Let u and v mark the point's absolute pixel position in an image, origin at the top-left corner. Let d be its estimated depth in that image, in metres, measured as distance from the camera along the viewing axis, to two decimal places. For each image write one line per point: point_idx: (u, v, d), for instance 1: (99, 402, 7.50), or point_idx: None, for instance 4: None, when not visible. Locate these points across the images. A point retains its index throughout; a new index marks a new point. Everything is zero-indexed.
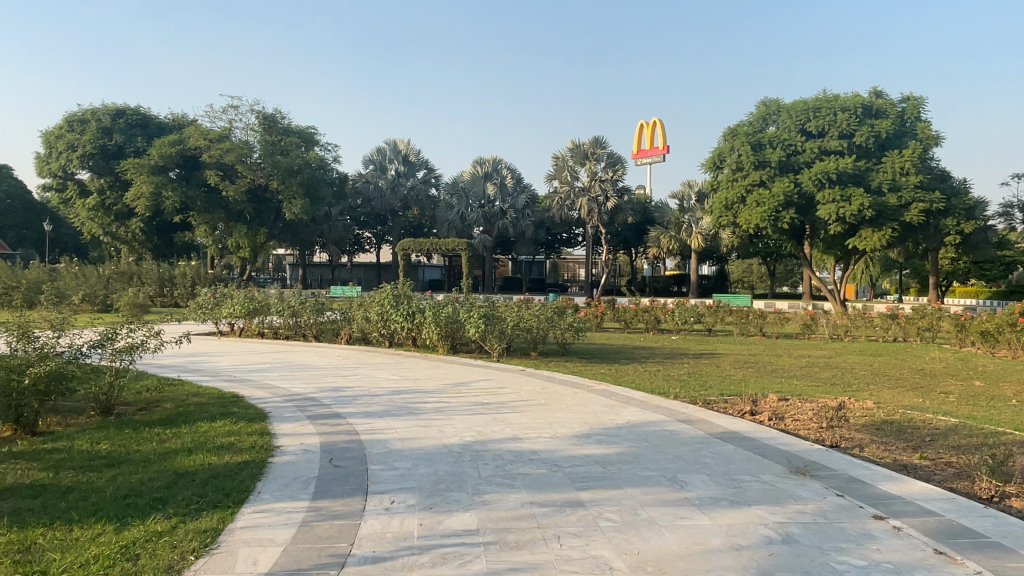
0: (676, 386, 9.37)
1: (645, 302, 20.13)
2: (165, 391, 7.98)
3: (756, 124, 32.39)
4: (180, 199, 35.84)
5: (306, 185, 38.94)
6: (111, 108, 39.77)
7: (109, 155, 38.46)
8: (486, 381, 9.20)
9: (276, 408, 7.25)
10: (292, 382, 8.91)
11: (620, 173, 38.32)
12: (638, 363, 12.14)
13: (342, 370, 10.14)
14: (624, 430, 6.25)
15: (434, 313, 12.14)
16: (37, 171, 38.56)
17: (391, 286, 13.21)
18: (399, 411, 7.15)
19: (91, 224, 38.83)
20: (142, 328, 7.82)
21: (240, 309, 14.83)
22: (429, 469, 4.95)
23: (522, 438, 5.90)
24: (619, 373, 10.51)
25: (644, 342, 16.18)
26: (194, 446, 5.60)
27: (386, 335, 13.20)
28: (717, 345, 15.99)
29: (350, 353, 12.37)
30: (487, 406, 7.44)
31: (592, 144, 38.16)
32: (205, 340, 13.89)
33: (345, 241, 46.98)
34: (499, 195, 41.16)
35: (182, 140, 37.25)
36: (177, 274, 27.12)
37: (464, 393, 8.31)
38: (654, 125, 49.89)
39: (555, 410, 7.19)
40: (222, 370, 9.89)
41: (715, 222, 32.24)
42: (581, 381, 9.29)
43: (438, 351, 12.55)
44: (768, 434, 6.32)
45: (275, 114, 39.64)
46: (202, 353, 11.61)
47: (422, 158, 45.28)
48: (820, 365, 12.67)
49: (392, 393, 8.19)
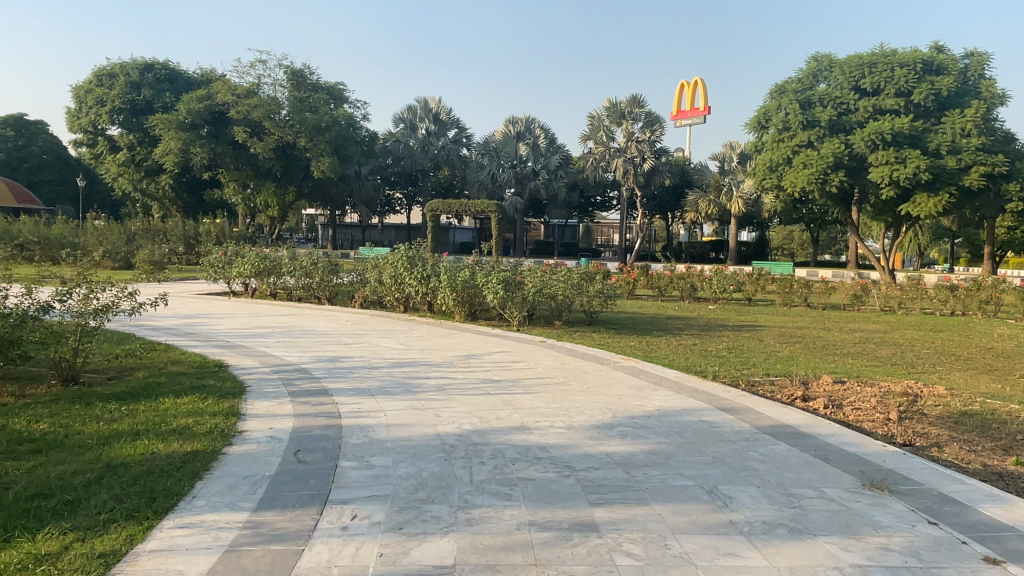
0: (715, 364, 8.31)
1: (681, 268, 18.93)
2: (143, 358, 7.18)
3: (806, 81, 30.38)
4: (208, 155, 35.26)
5: (335, 143, 38.05)
6: (140, 62, 39.29)
7: (138, 110, 38.13)
8: (502, 353, 8.26)
9: (259, 382, 6.41)
10: (286, 351, 8.08)
11: (658, 133, 36.51)
12: (672, 335, 11.04)
13: (346, 336, 9.31)
14: (654, 420, 5.25)
15: (449, 277, 11.20)
16: (68, 126, 38.43)
17: (407, 246, 12.29)
18: (395, 389, 6.24)
19: (121, 180, 38.64)
20: (114, 290, 6.96)
21: (251, 269, 14.07)
22: (412, 469, 4.03)
23: (531, 428, 4.94)
24: (652, 347, 9.46)
25: (679, 311, 15.07)
26: (145, 428, 4.77)
27: (400, 299, 12.32)
28: (760, 317, 14.77)
29: (359, 317, 11.50)
30: (498, 385, 6.49)
31: (629, 102, 36.40)
32: (212, 301, 13.19)
33: (376, 202, 46.01)
34: (531, 156, 39.79)
35: (210, 95, 36.58)
36: (201, 232, 26.47)
37: (473, 368, 7.39)
38: (695, 84, 47.71)
39: (574, 391, 6.22)
40: (216, 335, 9.12)
41: (758, 185, 30.64)
42: (610, 356, 8.28)
43: (455, 317, 11.64)
44: (828, 431, 5.24)
45: (303, 69, 38.34)
46: (202, 316, 10.85)
47: (453, 116, 44.00)
48: (875, 342, 11.39)
49: (393, 366, 7.32)
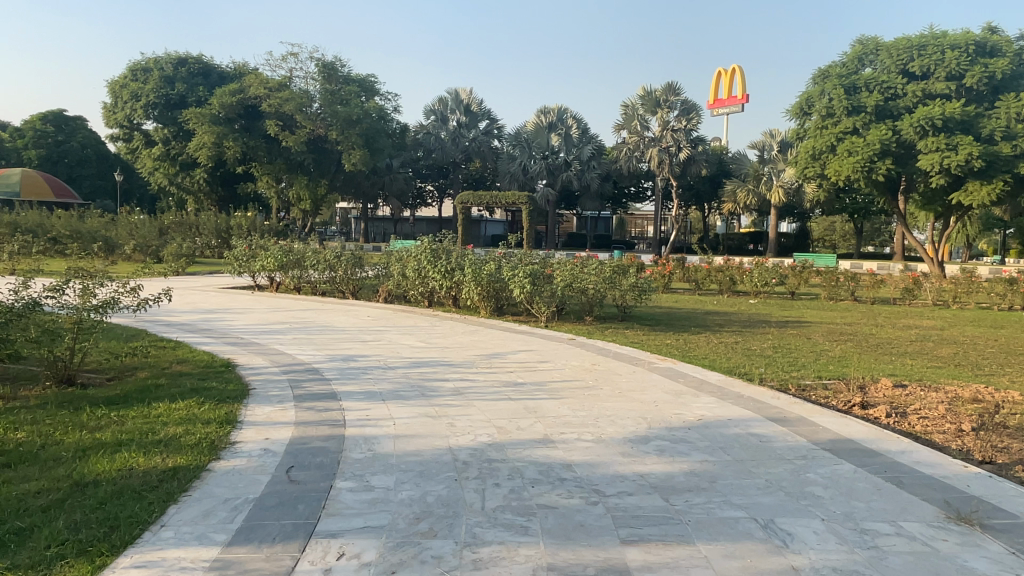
0: (760, 366, 7.66)
1: (719, 261, 18.16)
2: (149, 357, 6.79)
3: (850, 65, 29.08)
4: (241, 148, 35.36)
5: (366, 136, 37.77)
6: (174, 56, 39.60)
7: (172, 105, 38.44)
8: (528, 351, 7.72)
9: (264, 384, 5.94)
10: (300, 349, 7.65)
11: (695, 122, 35.37)
12: (710, 332, 10.37)
13: (365, 333, 8.86)
14: (695, 434, 4.65)
15: (474, 271, 10.69)
16: (104, 121, 38.96)
17: (431, 238, 11.80)
18: (409, 393, 5.73)
19: (156, 174, 39.01)
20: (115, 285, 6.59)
21: (274, 262, 13.70)
22: (417, 493, 3.49)
23: (556, 442, 4.38)
24: (690, 346, 8.83)
25: (718, 306, 14.34)
26: (129, 439, 4.33)
27: (424, 293, 11.84)
28: (805, 312, 13.98)
29: (382, 312, 11.07)
30: (522, 388, 5.95)
31: (664, 90, 35.43)
32: (233, 296, 12.86)
33: (408, 195, 45.37)
34: (564, 146, 39.09)
35: (243, 89, 36.61)
36: (233, 225, 26.37)
37: (496, 369, 6.86)
38: (733, 72, 46.44)
39: (605, 397, 5.63)
40: (230, 331, 8.72)
41: (800, 174, 29.50)
42: (645, 355, 7.68)
43: (481, 313, 11.13)
44: (897, 447, 4.58)
45: (334, 62, 38.00)
46: (221, 311, 10.54)
47: (485, 108, 43.47)
48: (934, 341, 10.53)
49: (410, 367, 6.82)
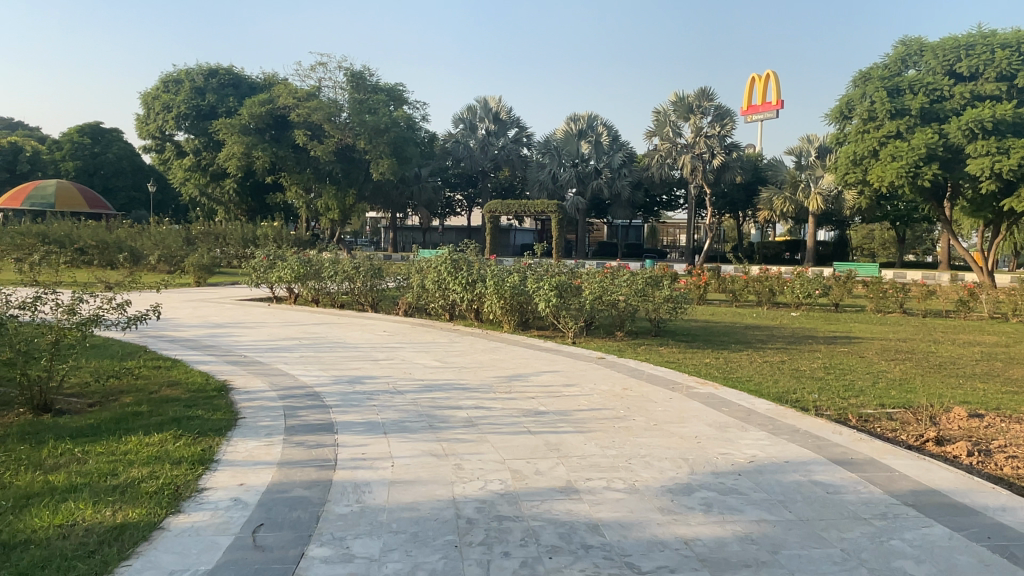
0: (813, 391, 6.83)
1: (757, 270, 17.25)
2: (139, 380, 6.23)
3: (892, 67, 27.86)
4: (270, 158, 35.38)
5: (394, 145, 37.30)
6: (205, 68, 39.92)
7: (203, 116, 38.71)
8: (553, 373, 7.01)
9: (255, 412, 5.32)
10: (304, 370, 7.02)
11: (729, 128, 34.36)
12: (752, 349, 9.55)
13: (378, 350, 8.23)
14: (748, 483, 3.90)
15: (496, 282, 10.02)
16: (137, 132, 39.44)
17: (452, 248, 11.16)
18: (415, 424, 5.05)
19: (188, 185, 39.23)
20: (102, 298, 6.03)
21: (291, 273, 13.19)
22: (405, 567, 2.80)
23: (581, 493, 3.66)
24: (733, 367, 8.04)
25: (758, 319, 13.45)
26: (82, 484, 3.73)
27: (445, 306, 11.20)
28: (853, 327, 13.01)
29: (398, 327, 10.44)
30: (544, 419, 5.23)
31: (697, 95, 34.50)
32: (249, 309, 12.36)
33: (436, 205, 44.92)
34: (594, 154, 38.33)
35: (273, 100, 36.65)
36: (259, 235, 26.14)
37: (516, 394, 6.15)
38: (767, 78, 45.30)
39: (639, 432, 4.88)
40: (235, 348, 8.16)
41: (840, 180, 28.28)
42: (683, 378, 6.89)
43: (504, 328, 10.46)
44: (996, 502, 3.78)
45: (363, 71, 37.61)
46: (232, 326, 10.01)
47: (514, 116, 42.95)
48: (1002, 360, 9.54)
49: (421, 391, 6.15)
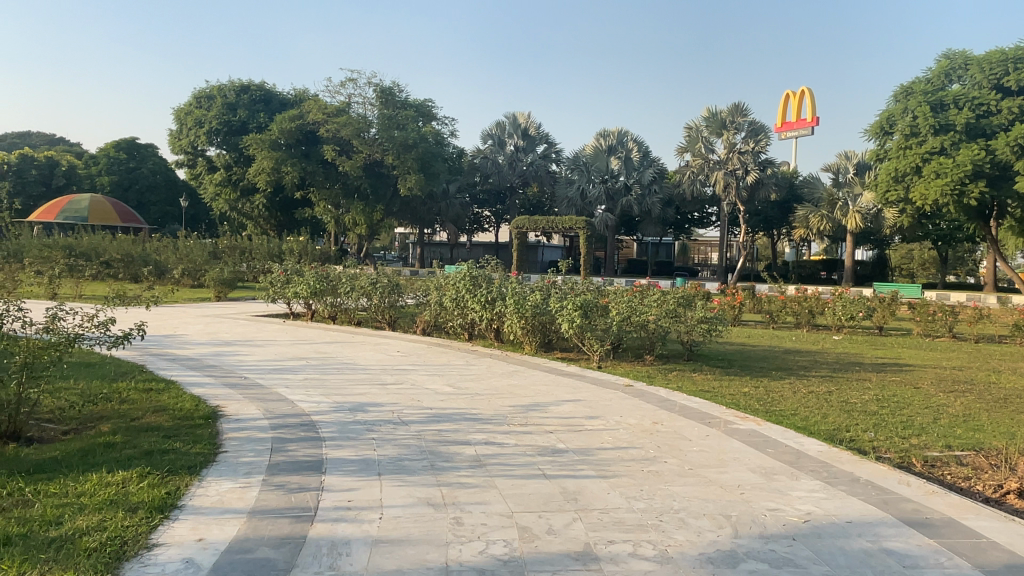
0: (869, 429, 6.07)
1: (794, 291, 16.39)
2: (123, 406, 5.71)
3: (935, 81, 26.76)
4: (299, 173, 35.35)
5: (422, 160, 36.86)
6: (237, 83, 40.35)
7: (234, 131, 39.06)
8: (575, 402, 6.36)
9: (239, 445, 4.76)
10: (305, 395, 6.48)
11: (763, 144, 33.47)
12: (795, 378, 8.76)
13: (387, 373, 7.66)
14: (804, 552, 3.21)
15: (517, 301, 9.42)
16: (170, 147, 39.90)
17: (471, 264, 10.59)
18: (415, 464, 4.45)
19: (219, 200, 39.52)
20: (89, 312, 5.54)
21: (307, 289, 12.75)
22: None
23: (601, 563, 3.01)
24: (776, 399, 7.28)
25: (798, 344, 12.60)
26: (17, 535, 3.19)
27: (463, 326, 10.61)
28: (903, 353, 12.06)
29: (414, 347, 9.87)
30: (562, 460, 4.57)
31: (731, 111, 33.74)
32: (263, 326, 11.92)
33: (464, 221, 44.49)
34: (623, 170, 37.63)
35: (303, 115, 36.74)
36: (285, 249, 25.93)
37: (532, 427, 5.52)
38: (801, 95, 44.30)
39: (672, 480, 4.21)
40: (237, 369, 7.67)
41: (881, 198, 27.16)
42: (719, 412, 6.20)
43: (525, 349, 9.85)
44: None
45: (392, 86, 37.53)
46: (240, 344, 9.56)
47: (543, 132, 42.48)
48: None
49: (429, 422, 5.55)
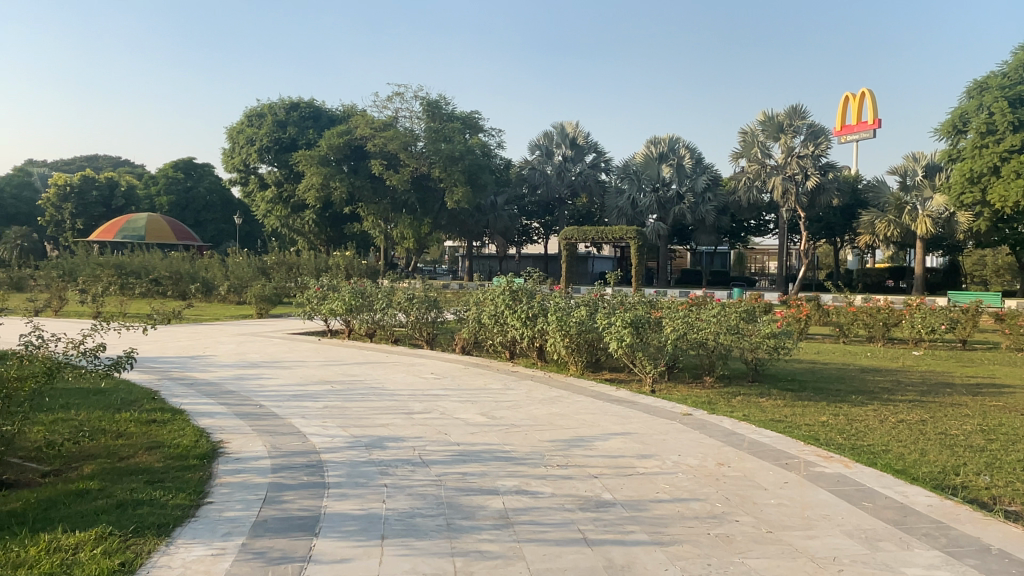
0: (982, 473, 5.00)
1: (866, 301, 15.08)
2: (115, 442, 5.09)
3: (1013, 74, 24.79)
4: (347, 189, 35.22)
5: (469, 173, 36.24)
6: (287, 101, 40.91)
7: (285, 148, 39.50)
8: (625, 437, 5.49)
9: (229, 495, 4.05)
10: (321, 428, 5.78)
11: (824, 147, 31.82)
12: (878, 404, 7.65)
13: (416, 399, 6.93)
14: None
15: (559, 317, 8.60)
16: (224, 166, 40.62)
17: (511, 277, 9.87)
18: (430, 522, 3.68)
19: (271, 217, 39.96)
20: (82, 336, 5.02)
21: (342, 305, 12.20)
22: None
23: None
24: (862, 432, 6.26)
25: (874, 361, 11.38)
26: None
27: (504, 343, 9.84)
28: (1000, 372, 10.67)
29: (449, 367, 9.13)
30: (607, 518, 3.74)
31: (789, 113, 32.28)
32: (296, 345, 11.39)
33: (512, 233, 43.78)
34: (676, 177, 36.42)
35: (351, 131, 36.78)
36: (332, 264, 25.60)
37: (574, 469, 4.70)
38: (861, 98, 42.27)
39: (747, 550, 3.34)
40: (255, 396, 7.06)
41: (954, 201, 25.20)
42: (796, 450, 5.27)
43: (570, 369, 9.02)
44: None
45: (439, 99, 37.27)
46: (266, 366, 8.98)
47: (591, 141, 41.56)
48: None
49: (454, 462, 4.78)
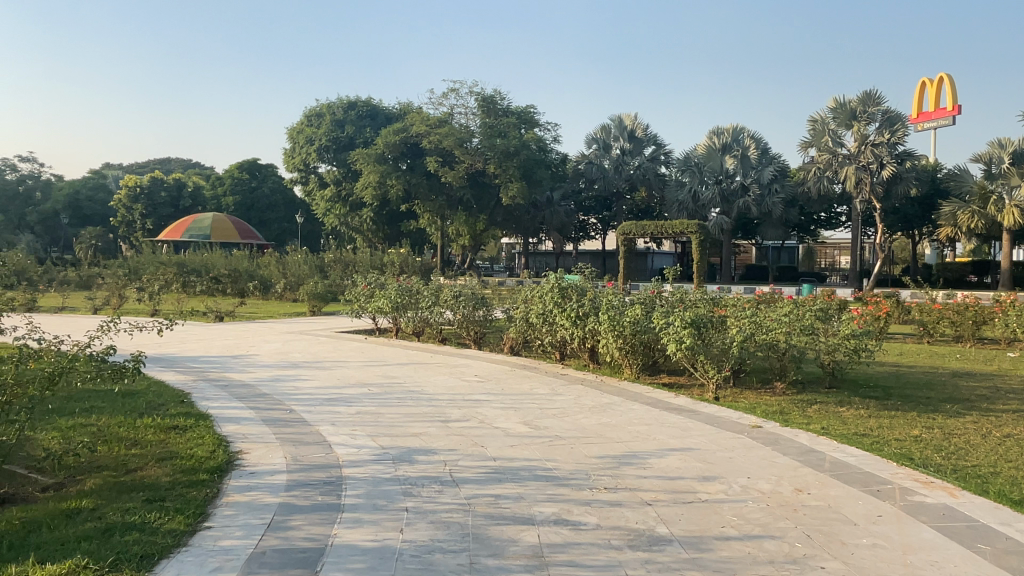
0: None
1: (955, 299, 13.77)
2: (128, 452, 4.75)
3: None
4: (403, 186, 35.09)
5: (524, 168, 35.64)
6: (345, 100, 41.22)
7: (342, 147, 39.88)
8: (684, 453, 4.83)
9: (231, 519, 3.60)
10: (349, 437, 5.32)
11: (902, 135, 29.90)
12: (979, 415, 6.71)
13: (454, 405, 6.41)
14: None
15: (612, 315, 7.95)
16: (285, 165, 41.34)
17: (561, 273, 9.26)
18: (452, 560, 3.12)
19: (330, 215, 40.35)
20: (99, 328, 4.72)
21: (388, 303, 11.84)
22: None
23: None
24: (965, 450, 5.39)
25: (967, 364, 10.21)
26: None
27: (554, 344, 9.24)
28: None
29: (495, 370, 8.57)
30: (661, 561, 3.11)
31: (862, 99, 30.50)
32: (341, 344, 11.06)
33: (569, 229, 42.97)
34: (740, 169, 34.96)
35: (407, 128, 36.65)
36: (387, 261, 25.44)
37: (626, 492, 4.07)
38: (939, 83, 39.63)
39: None
40: (287, 400, 6.67)
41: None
42: (889, 474, 4.51)
43: (625, 373, 8.35)
44: None
45: (495, 94, 36.86)
46: (306, 367, 8.64)
47: (650, 133, 40.31)
48: None
49: (488, 482, 4.21)
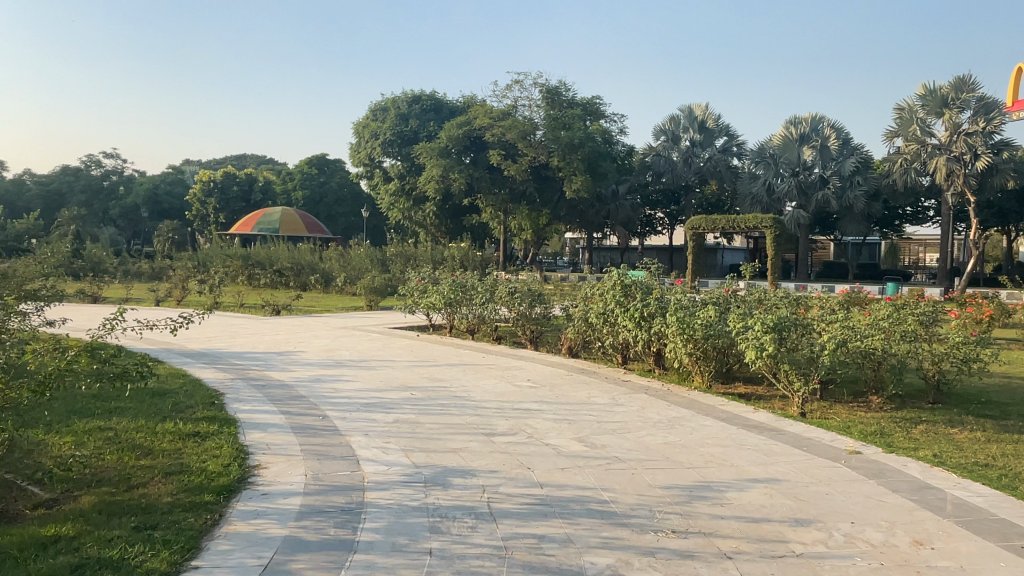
0: None
1: None
2: (132, 464, 4.27)
3: None
4: (466, 180, 34.66)
5: (590, 161, 34.53)
6: (410, 94, 41.18)
7: (406, 141, 39.90)
8: (770, 487, 4.03)
9: (221, 557, 3.03)
10: (380, 451, 4.74)
11: (997, 122, 27.34)
12: None
13: (502, 415, 5.76)
14: None
15: (681, 316, 7.13)
16: (351, 160, 41.60)
17: (625, 269, 8.48)
18: None
19: (393, 210, 40.39)
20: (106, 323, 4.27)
21: (441, 298, 11.30)
22: None
23: None
24: None
25: None
26: None
27: (616, 345, 8.46)
28: None
29: (551, 373, 7.88)
30: None
31: (954, 86, 28.23)
32: (392, 340, 10.58)
33: (635, 223, 41.68)
34: (819, 160, 33.16)
35: (470, 121, 36.17)
36: (447, 256, 25.00)
37: (698, 538, 3.31)
38: None
39: None
40: (322, 404, 6.16)
41: None
42: None
43: (695, 381, 7.52)
44: None
45: (559, 85, 36.07)
46: (350, 366, 8.16)
47: (722, 123, 38.55)
48: None
49: (531, 518, 3.53)
